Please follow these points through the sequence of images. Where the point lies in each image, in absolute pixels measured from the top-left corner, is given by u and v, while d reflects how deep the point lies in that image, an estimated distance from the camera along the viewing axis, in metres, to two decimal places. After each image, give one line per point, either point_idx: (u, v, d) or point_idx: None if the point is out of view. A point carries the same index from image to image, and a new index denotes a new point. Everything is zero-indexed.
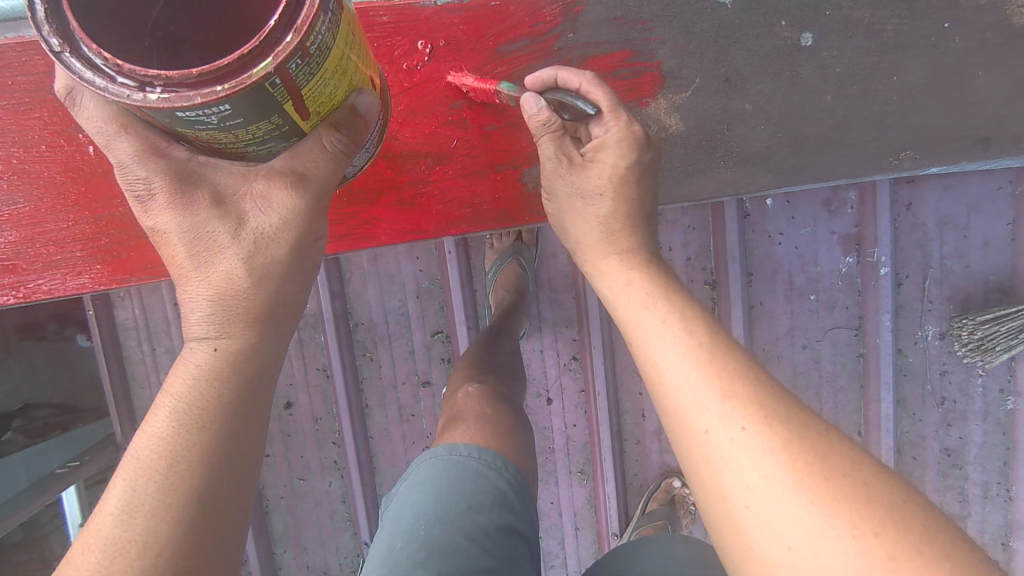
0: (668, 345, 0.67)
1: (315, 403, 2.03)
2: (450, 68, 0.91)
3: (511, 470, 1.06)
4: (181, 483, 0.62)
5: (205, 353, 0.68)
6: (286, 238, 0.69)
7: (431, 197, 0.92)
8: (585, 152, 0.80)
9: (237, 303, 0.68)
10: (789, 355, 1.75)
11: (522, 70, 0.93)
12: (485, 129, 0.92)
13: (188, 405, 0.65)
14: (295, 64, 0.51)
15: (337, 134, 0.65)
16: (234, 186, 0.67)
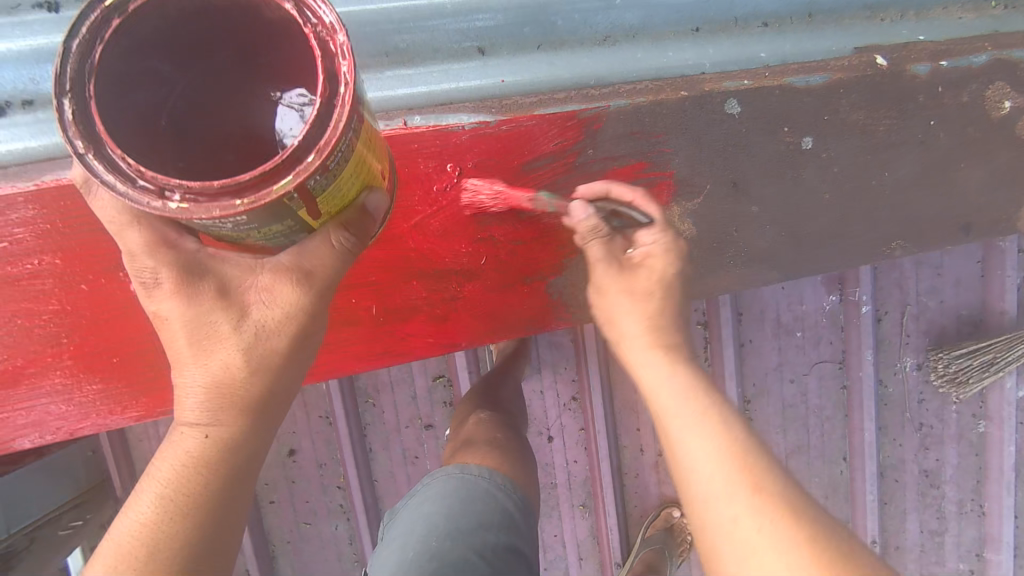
0: (707, 439, 0.72)
1: (318, 449, 2.01)
2: (476, 188, 0.94)
3: (518, 493, 1.12)
4: (165, 567, 0.66)
5: (193, 440, 0.68)
6: (291, 328, 0.68)
7: (462, 311, 0.99)
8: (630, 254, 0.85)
9: (230, 391, 0.68)
10: (777, 389, 1.77)
11: (545, 188, 0.97)
12: (513, 245, 0.97)
13: (175, 495, 0.67)
14: (315, 178, 0.52)
15: (347, 232, 0.64)
16: (241, 279, 0.66)
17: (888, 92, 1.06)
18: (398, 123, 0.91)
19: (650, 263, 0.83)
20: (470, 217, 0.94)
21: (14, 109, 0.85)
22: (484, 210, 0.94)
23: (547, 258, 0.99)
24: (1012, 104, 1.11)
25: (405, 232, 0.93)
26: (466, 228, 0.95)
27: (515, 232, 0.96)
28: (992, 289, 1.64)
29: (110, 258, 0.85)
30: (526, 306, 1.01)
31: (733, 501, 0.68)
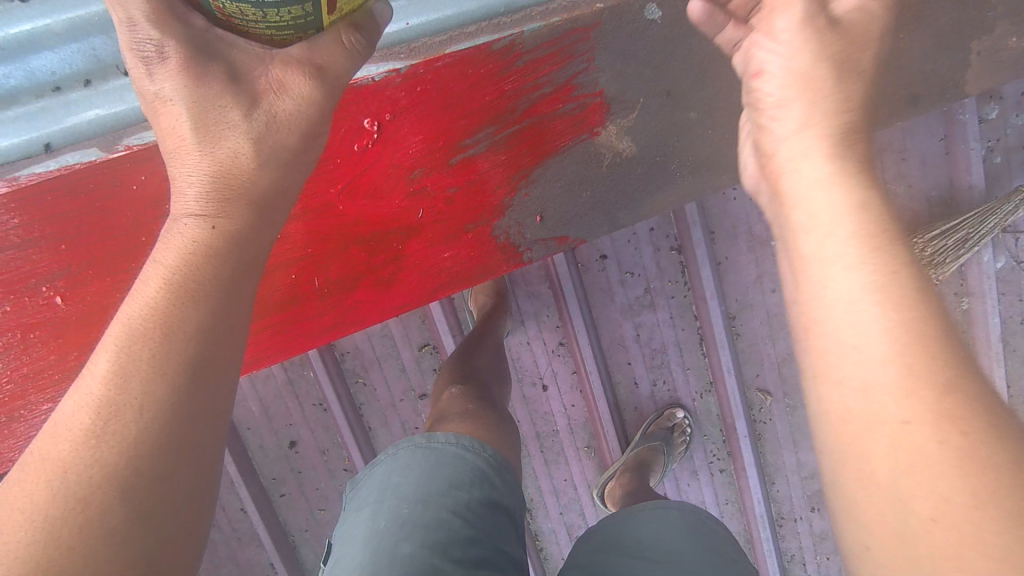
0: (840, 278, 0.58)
1: (318, 437, 2.00)
2: (400, 140, 0.87)
3: (489, 450, 1.06)
4: (180, 348, 0.61)
5: (201, 229, 0.67)
6: (306, 123, 0.68)
7: (409, 265, 0.98)
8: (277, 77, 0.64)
9: (238, 183, 0.67)
10: (761, 300, 1.97)
11: (472, 131, 0.91)
12: (448, 193, 0.94)
13: (184, 284, 0.64)
14: None
15: (350, 35, 0.64)
16: (252, 68, 0.64)
17: None
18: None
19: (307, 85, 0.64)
20: (399, 174, 0.90)
21: None
22: (412, 166, 0.90)
23: (488, 201, 0.97)
24: None
25: (333, 201, 0.88)
26: (395, 187, 0.91)
27: (448, 180, 0.93)
28: (961, 163, 1.47)
29: (33, 273, 0.84)
30: (474, 249, 1.01)
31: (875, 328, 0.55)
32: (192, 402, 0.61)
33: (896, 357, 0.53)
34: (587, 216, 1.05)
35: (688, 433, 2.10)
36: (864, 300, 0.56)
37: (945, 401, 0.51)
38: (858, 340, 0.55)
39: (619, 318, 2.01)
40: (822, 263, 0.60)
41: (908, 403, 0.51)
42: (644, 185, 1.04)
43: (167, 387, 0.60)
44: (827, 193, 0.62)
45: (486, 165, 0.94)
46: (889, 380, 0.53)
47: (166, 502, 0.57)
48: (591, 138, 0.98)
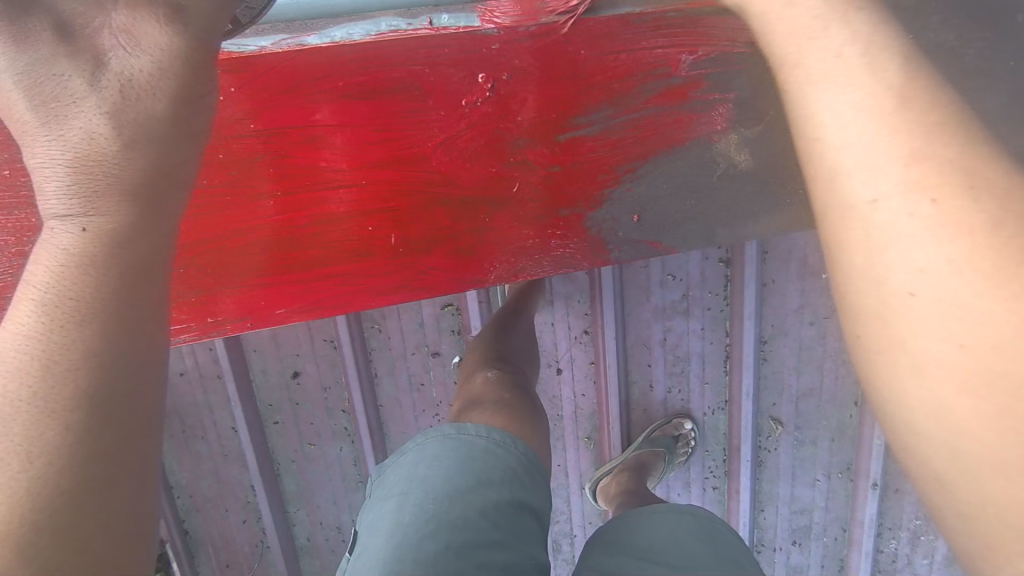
0: (839, 95, 0.54)
1: (323, 372, 1.92)
2: (512, 105, 0.79)
3: (520, 446, 1.04)
4: (70, 375, 0.53)
5: (72, 234, 0.59)
6: (162, 88, 0.61)
7: (490, 243, 0.91)
8: (112, 35, 0.60)
9: (110, 172, 0.60)
10: (797, 330, 1.87)
11: (591, 106, 0.81)
12: (550, 172, 0.86)
13: (59, 302, 0.56)
14: None
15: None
16: (88, 17, 0.60)
17: None
18: (423, 22, 0.72)
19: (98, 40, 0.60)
20: (504, 140, 0.82)
21: None
22: (517, 132, 0.82)
23: (585, 187, 0.89)
24: None
25: (424, 156, 0.81)
26: (494, 152, 0.83)
27: (552, 156, 0.85)
28: None
29: None
30: (558, 234, 0.93)
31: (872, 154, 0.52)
32: (96, 429, 0.53)
33: (948, 219, 0.49)
34: (690, 225, 0.96)
35: (693, 447, 2.06)
36: (912, 172, 0.51)
37: (1005, 262, 0.47)
38: (897, 216, 0.51)
39: (650, 319, 1.91)
40: (838, 162, 0.54)
41: (962, 281, 0.48)
42: (756, 205, 0.96)
43: (56, 426, 0.52)
44: (857, 111, 0.54)
45: (596, 147, 0.85)
46: (943, 247, 0.49)
47: (97, 556, 0.51)
48: (708, 141, 0.89)
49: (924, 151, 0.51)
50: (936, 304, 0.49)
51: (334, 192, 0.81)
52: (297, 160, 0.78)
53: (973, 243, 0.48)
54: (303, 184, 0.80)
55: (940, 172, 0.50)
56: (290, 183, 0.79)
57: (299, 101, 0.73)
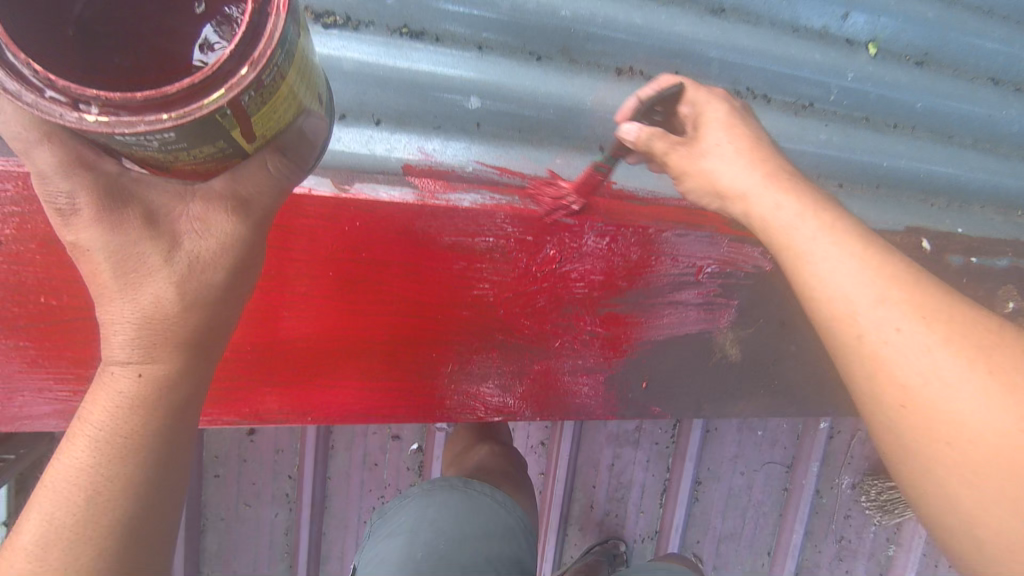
0: (839, 263, 0.76)
1: (281, 433, 1.92)
2: (563, 278, 0.99)
3: (519, 510, 1.14)
4: (107, 509, 0.63)
5: (129, 379, 0.64)
6: (226, 263, 0.64)
7: (528, 384, 1.04)
8: (192, 217, 0.62)
9: (165, 331, 0.64)
10: (728, 477, 2.07)
11: (627, 288, 1.02)
12: (587, 334, 1.03)
13: (109, 440, 0.63)
14: (248, 96, 0.51)
15: (281, 156, 0.63)
16: (174, 205, 0.62)
17: (925, 271, 1.16)
18: (519, 200, 0.96)
19: (182, 225, 0.62)
20: (560, 303, 1.00)
21: None
22: (566, 298, 1.00)
23: (614, 351, 1.06)
24: (1015, 305, 1.21)
25: (495, 303, 0.97)
26: (551, 311, 1.00)
27: (590, 323, 1.03)
28: None
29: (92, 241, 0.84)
30: (577, 386, 1.07)
31: (920, 347, 0.70)
32: (124, 559, 0.64)
33: (914, 336, 0.70)
34: (684, 393, 1.13)
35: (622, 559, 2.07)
36: (883, 309, 0.72)
37: (982, 362, 0.68)
38: (898, 341, 0.71)
39: (603, 442, 1.98)
40: (842, 312, 0.75)
41: (965, 388, 0.67)
42: (736, 386, 1.15)
43: (92, 555, 0.62)
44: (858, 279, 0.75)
45: (630, 322, 1.04)
46: (914, 342, 0.70)
47: None
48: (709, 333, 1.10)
49: (895, 279, 0.74)
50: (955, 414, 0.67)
51: (410, 318, 0.95)
52: (391, 286, 0.92)
53: (950, 348, 0.69)
54: (388, 306, 0.93)
55: (899, 304, 0.72)
56: (377, 303, 0.93)
57: (380, 238, 0.89)
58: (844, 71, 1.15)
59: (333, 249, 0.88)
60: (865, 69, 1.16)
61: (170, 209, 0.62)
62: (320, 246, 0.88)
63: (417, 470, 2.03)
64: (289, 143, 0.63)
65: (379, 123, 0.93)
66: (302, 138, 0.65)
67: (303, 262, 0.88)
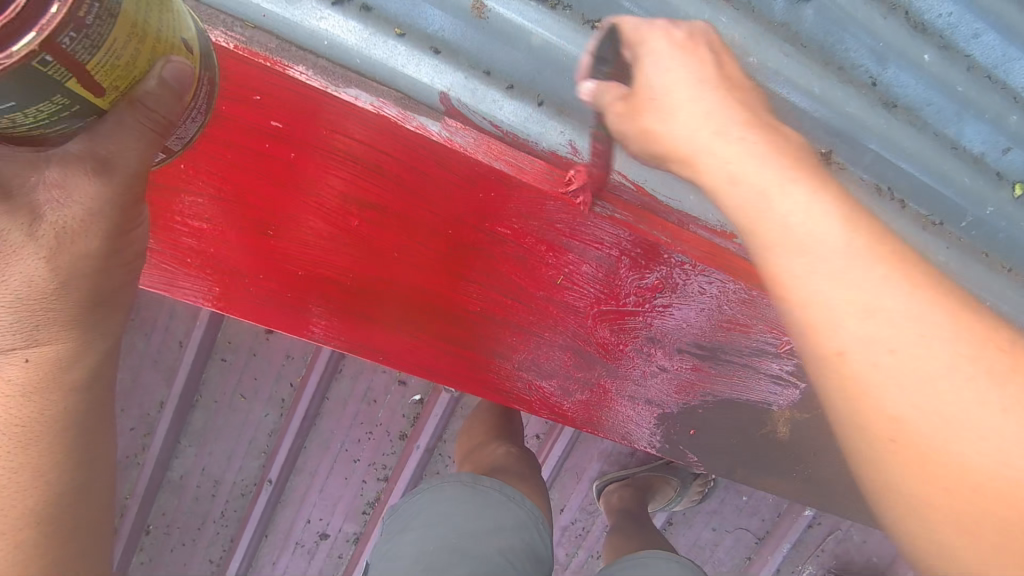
0: (795, 199, 0.61)
1: (297, 341, 1.92)
2: (659, 308, 1.00)
3: (530, 502, 1.16)
4: (23, 498, 0.65)
5: (15, 366, 0.62)
6: (96, 231, 0.58)
7: (590, 398, 1.05)
8: (38, 194, 0.55)
9: (38, 309, 0.60)
10: (698, 528, 2.03)
11: (714, 338, 1.04)
12: (660, 368, 1.05)
13: (3, 433, 0.64)
14: (70, 37, 0.43)
15: (144, 109, 0.53)
16: (22, 171, 0.54)
17: None
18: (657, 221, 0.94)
19: (33, 197, 0.54)
20: (642, 329, 1.02)
21: (348, 7, 0.79)
22: (655, 327, 1.02)
23: (678, 394, 1.08)
24: None
25: (586, 312, 0.99)
26: (631, 333, 1.02)
27: (666, 360, 1.05)
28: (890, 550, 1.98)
29: None
30: (626, 411, 1.07)
31: (884, 306, 0.57)
32: (45, 543, 0.67)
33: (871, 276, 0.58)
34: (723, 455, 1.14)
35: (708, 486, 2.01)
36: (840, 250, 0.59)
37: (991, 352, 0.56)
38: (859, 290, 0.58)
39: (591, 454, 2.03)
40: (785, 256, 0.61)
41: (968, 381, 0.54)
42: (772, 463, 1.15)
43: (5, 548, 0.65)
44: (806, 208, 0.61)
45: (697, 369, 1.06)
46: (913, 301, 0.57)
47: None
48: (767, 411, 1.12)
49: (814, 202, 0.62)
50: (939, 399, 0.54)
51: (504, 294, 0.95)
52: (497, 259, 0.93)
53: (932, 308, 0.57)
54: (487, 277, 0.94)
55: (854, 243, 0.59)
56: (478, 270, 0.93)
57: (508, 217, 0.90)
58: (986, 203, 1.11)
59: (459, 206, 0.88)
60: (1006, 207, 1.12)
61: (2, 176, 0.53)
62: (452, 203, 0.88)
63: (411, 420, 2.03)
64: (145, 94, 0.51)
65: (541, 105, 0.90)
66: (178, 88, 0.54)
67: (426, 208, 0.88)
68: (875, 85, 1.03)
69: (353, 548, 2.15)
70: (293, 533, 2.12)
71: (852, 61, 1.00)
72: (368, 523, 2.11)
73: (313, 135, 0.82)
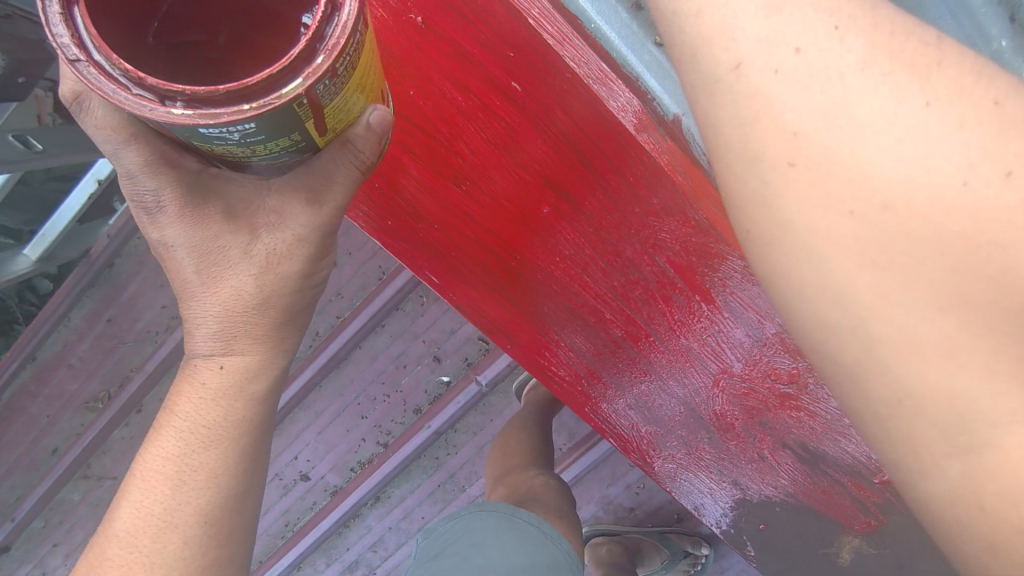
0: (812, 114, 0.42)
1: (350, 283, 1.93)
2: (779, 386, 0.96)
3: (565, 546, 1.18)
4: (196, 495, 0.67)
5: (210, 371, 0.68)
6: (301, 253, 0.65)
7: (675, 454, 1.02)
8: (258, 223, 0.64)
9: (236, 315, 0.66)
10: None
11: (822, 436, 0.99)
12: (756, 447, 1.01)
13: (195, 429, 0.67)
14: (322, 85, 0.46)
15: (349, 151, 0.59)
16: (250, 198, 0.63)
17: None
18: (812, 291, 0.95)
19: (258, 218, 0.64)
20: (754, 408, 0.98)
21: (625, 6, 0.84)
22: (764, 403, 0.97)
23: (762, 480, 1.03)
24: None
25: (710, 363, 0.95)
26: (742, 409, 0.98)
27: (765, 442, 1.01)
28: None
29: None
30: (707, 482, 1.04)
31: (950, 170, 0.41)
32: (214, 526, 0.68)
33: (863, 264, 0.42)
34: (778, 559, 1.09)
35: (695, 567, 2.04)
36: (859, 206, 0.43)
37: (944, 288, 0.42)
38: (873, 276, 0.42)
39: (594, 495, 2.06)
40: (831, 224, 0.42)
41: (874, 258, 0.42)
42: None
43: (178, 538, 0.66)
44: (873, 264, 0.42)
45: (792, 468, 1.02)
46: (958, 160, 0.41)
47: None
48: (841, 531, 1.06)
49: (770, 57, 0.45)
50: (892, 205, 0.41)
51: (644, 326, 0.92)
52: (647, 281, 0.89)
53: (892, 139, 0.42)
54: (630, 297, 0.90)
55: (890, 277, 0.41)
56: (631, 295, 0.90)
57: (670, 245, 0.87)
58: None
59: (634, 219, 0.85)
60: None
61: (235, 203, 0.63)
62: (625, 212, 0.85)
63: (430, 398, 1.94)
64: (353, 138, 0.57)
65: None
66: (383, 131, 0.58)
67: (610, 220, 0.85)
68: None
69: (327, 500, 2.08)
70: (275, 463, 2.08)
71: None
72: (351, 481, 2.03)
73: (542, 109, 0.80)
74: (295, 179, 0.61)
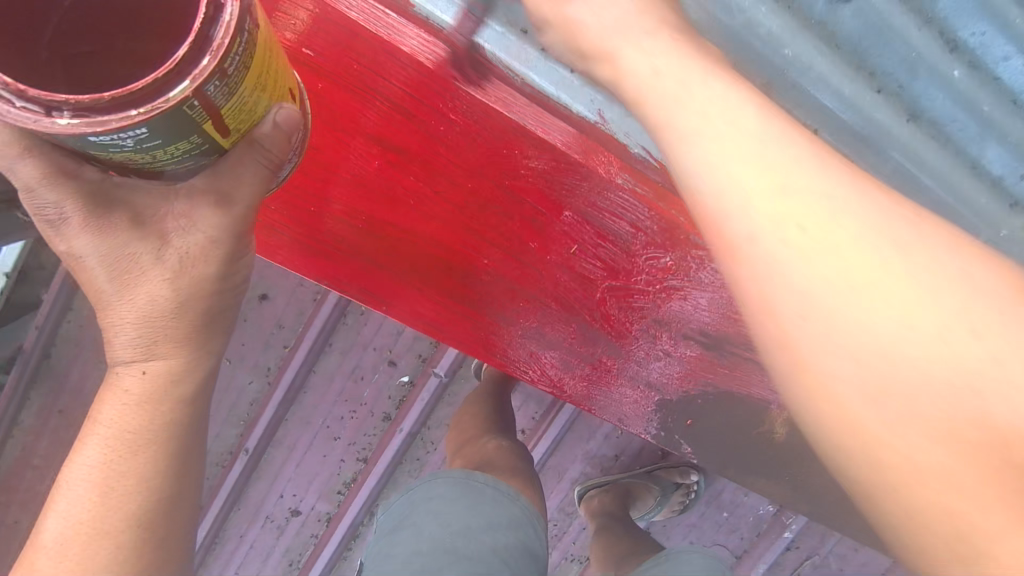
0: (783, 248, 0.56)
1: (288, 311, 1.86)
2: (659, 285, 0.98)
3: (522, 499, 1.18)
4: (126, 500, 0.66)
5: (135, 377, 0.67)
6: (214, 254, 0.63)
7: (586, 373, 1.04)
8: (167, 224, 0.62)
9: (160, 326, 0.65)
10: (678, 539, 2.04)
11: (719, 323, 1.02)
12: (658, 350, 1.04)
13: (120, 435, 0.66)
14: (213, 85, 0.45)
15: (257, 150, 0.57)
16: (156, 204, 0.61)
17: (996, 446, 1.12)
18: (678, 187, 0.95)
19: (167, 223, 0.61)
20: (647, 311, 1.00)
21: None
22: (651, 305, 1.00)
23: (677, 379, 1.06)
24: None
25: (590, 279, 0.97)
26: (634, 314, 1.00)
27: (665, 342, 1.03)
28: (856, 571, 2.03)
29: None
30: (628, 392, 1.07)
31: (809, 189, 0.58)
32: (147, 527, 0.68)
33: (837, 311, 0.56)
34: (719, 448, 1.12)
35: (689, 497, 2.07)
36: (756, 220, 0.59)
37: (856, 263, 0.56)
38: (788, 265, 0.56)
39: (579, 454, 2.07)
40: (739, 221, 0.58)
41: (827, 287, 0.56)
42: (768, 465, 1.12)
43: (111, 543, 0.66)
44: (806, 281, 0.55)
45: (701, 360, 1.05)
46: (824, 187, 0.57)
47: None
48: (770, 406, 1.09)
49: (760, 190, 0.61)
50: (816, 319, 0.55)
51: (517, 257, 0.94)
52: (504, 214, 0.91)
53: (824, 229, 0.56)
54: (492, 233, 0.92)
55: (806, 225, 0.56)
56: (492, 232, 0.92)
57: (516, 173, 0.88)
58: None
59: (476, 156, 0.86)
60: None
61: (143, 210, 0.60)
62: (463, 152, 0.86)
63: (396, 402, 1.94)
64: (257, 137, 0.55)
65: None
66: (289, 129, 0.56)
67: (449, 163, 0.87)
68: (902, 92, 0.93)
69: (324, 528, 2.06)
70: (262, 507, 2.04)
71: (883, 67, 0.91)
72: (341, 505, 2.03)
73: (350, 73, 0.81)
74: (200, 180, 0.59)
